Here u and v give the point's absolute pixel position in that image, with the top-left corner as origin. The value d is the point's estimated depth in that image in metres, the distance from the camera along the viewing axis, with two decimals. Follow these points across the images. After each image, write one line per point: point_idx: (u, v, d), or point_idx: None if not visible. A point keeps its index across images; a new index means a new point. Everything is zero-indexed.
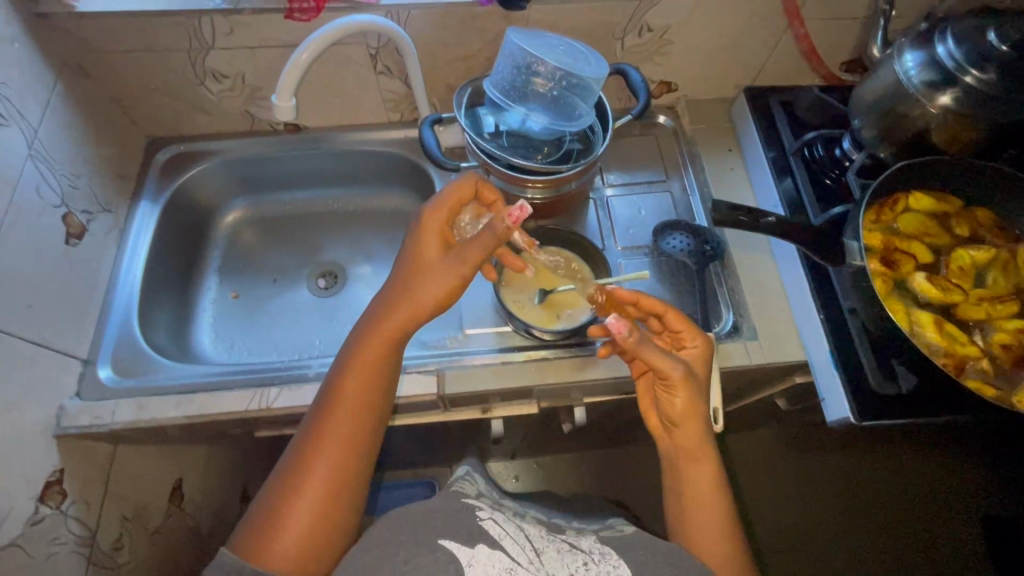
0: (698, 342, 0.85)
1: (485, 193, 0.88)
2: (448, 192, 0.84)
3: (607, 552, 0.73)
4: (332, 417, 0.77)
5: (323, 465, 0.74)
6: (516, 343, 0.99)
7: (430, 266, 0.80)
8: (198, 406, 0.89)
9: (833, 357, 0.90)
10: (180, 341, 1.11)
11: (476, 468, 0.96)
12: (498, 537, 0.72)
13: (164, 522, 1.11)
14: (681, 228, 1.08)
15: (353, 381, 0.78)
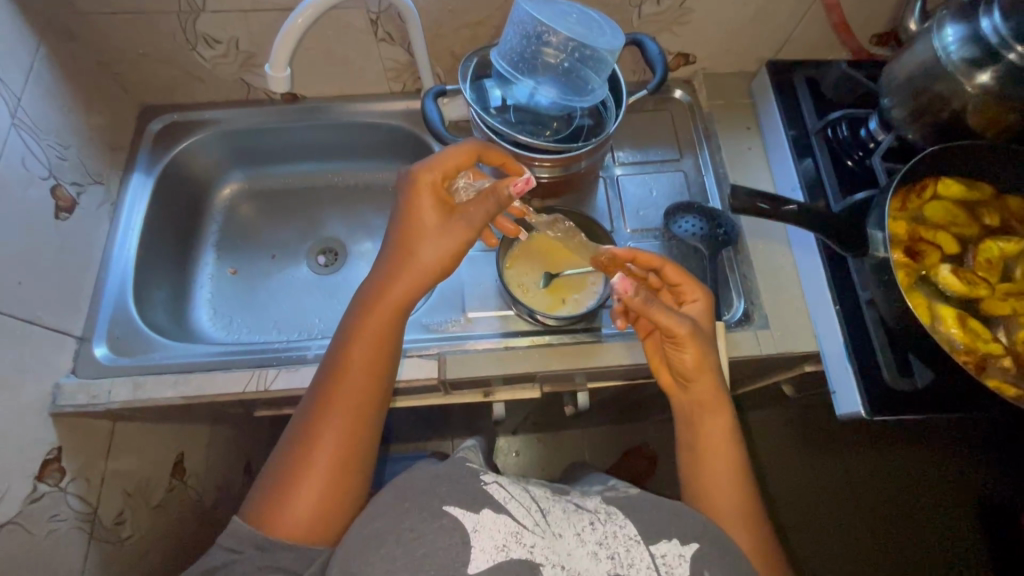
0: (703, 297, 0.84)
1: (494, 157, 0.83)
2: (449, 153, 0.79)
3: (614, 512, 0.70)
4: (339, 387, 0.74)
5: (332, 434, 0.71)
6: (520, 328, 0.96)
7: (431, 231, 0.77)
8: (195, 386, 0.88)
9: (847, 350, 0.87)
10: (178, 317, 1.09)
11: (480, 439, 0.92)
12: (503, 499, 0.67)
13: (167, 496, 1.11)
14: (693, 210, 1.03)
15: (359, 347, 0.75)
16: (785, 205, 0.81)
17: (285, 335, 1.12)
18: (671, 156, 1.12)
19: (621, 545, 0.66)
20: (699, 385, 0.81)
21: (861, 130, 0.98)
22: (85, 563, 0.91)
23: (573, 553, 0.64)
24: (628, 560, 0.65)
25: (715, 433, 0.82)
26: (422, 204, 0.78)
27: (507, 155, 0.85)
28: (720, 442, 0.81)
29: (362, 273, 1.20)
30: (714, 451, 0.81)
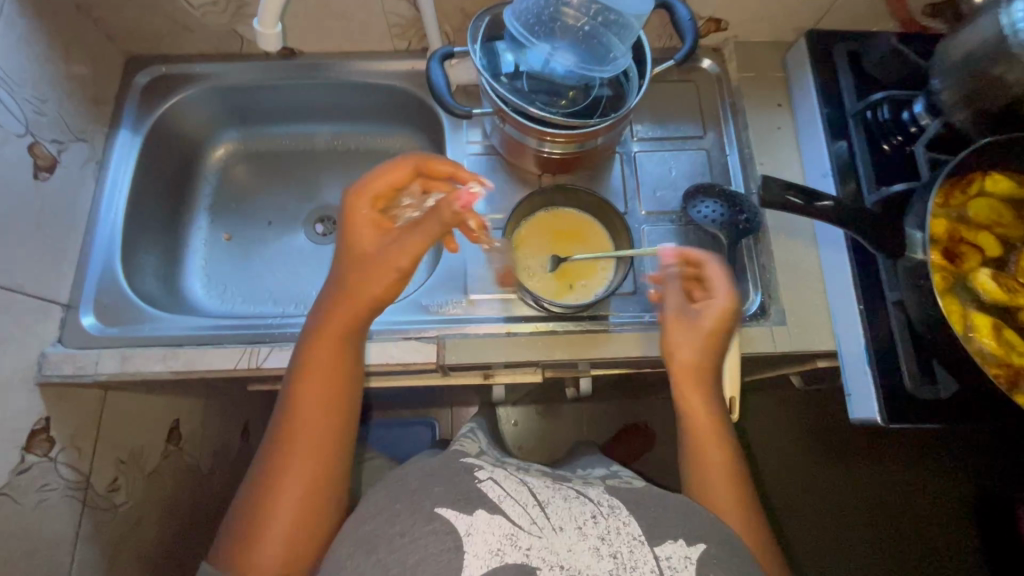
0: (718, 291, 0.81)
1: (439, 169, 0.77)
2: (376, 177, 0.74)
3: (618, 506, 0.67)
4: (301, 405, 0.71)
5: (299, 449, 0.69)
6: (523, 313, 0.92)
7: (370, 257, 0.72)
8: (185, 360, 0.85)
9: (867, 352, 0.83)
10: (170, 285, 1.06)
11: (477, 427, 0.89)
12: (497, 499, 0.64)
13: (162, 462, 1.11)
14: (713, 193, 0.97)
15: (315, 377, 0.72)
16: (819, 203, 0.74)
17: (280, 307, 1.08)
18: (694, 133, 1.05)
19: (624, 544, 0.62)
20: (691, 377, 0.79)
21: (904, 112, 0.89)
22: (78, 531, 0.91)
23: (573, 549, 0.61)
24: (632, 562, 0.61)
25: (707, 429, 0.78)
26: (359, 234, 0.73)
27: (444, 160, 0.77)
28: (712, 439, 0.78)
29: None
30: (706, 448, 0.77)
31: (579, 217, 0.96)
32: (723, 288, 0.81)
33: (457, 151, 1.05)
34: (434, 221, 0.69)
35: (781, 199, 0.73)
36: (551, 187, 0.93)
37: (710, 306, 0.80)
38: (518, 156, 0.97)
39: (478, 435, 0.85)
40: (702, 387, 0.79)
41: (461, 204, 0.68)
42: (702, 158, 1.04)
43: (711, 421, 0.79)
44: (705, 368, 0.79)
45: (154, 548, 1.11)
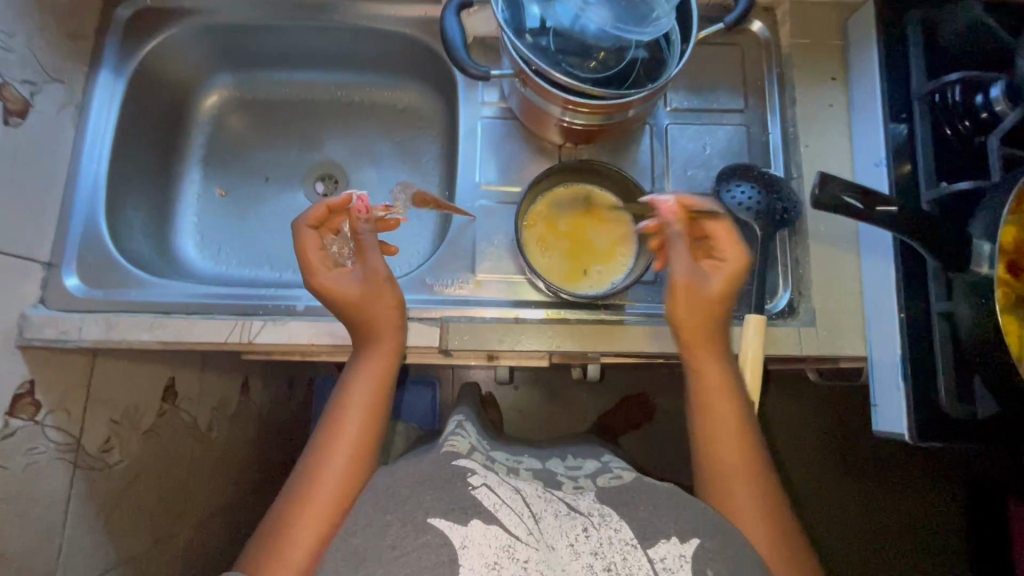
0: (731, 248, 0.75)
1: (320, 214, 0.76)
2: (302, 249, 0.74)
3: (609, 515, 0.63)
4: (336, 437, 0.67)
5: (331, 477, 0.65)
6: (533, 298, 0.86)
7: (327, 282, 0.73)
8: (173, 331, 0.80)
9: (903, 363, 0.77)
10: (160, 243, 0.99)
11: (465, 420, 0.82)
12: (492, 507, 0.61)
13: (159, 421, 1.07)
14: (748, 176, 0.88)
15: (357, 392, 0.70)
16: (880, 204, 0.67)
17: (278, 272, 1.02)
18: (733, 107, 0.95)
19: (618, 553, 0.59)
20: (698, 344, 0.73)
21: (976, 96, 0.76)
22: (70, 492, 0.89)
23: (567, 567, 0.57)
24: (626, 570, 0.58)
25: (716, 405, 0.71)
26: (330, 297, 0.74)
27: (331, 200, 0.77)
28: (723, 414, 0.71)
29: None
30: (716, 423, 0.70)
31: (599, 195, 0.88)
32: (736, 247, 0.75)
33: (471, 113, 0.95)
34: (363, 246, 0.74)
35: (841, 201, 0.66)
36: (573, 162, 0.85)
37: (721, 265, 0.75)
38: (539, 125, 0.88)
39: (467, 426, 0.79)
40: (714, 359, 0.73)
41: (364, 215, 0.74)
42: (740, 135, 0.94)
43: (721, 394, 0.72)
44: (711, 334, 0.73)
45: (162, 512, 1.09)
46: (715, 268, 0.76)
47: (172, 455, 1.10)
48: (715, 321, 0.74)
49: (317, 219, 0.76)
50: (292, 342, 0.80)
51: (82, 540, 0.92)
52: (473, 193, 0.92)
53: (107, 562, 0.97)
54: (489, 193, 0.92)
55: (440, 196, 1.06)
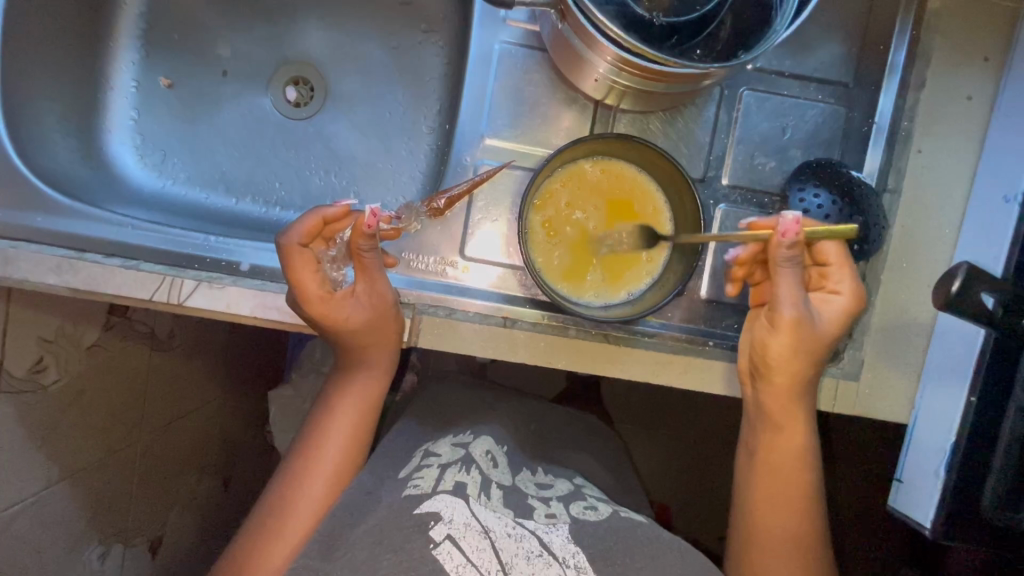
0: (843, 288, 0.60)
1: (314, 228, 0.57)
2: (294, 276, 0.57)
3: (584, 571, 0.54)
4: (319, 452, 0.62)
5: (312, 489, 0.60)
6: (527, 294, 0.71)
7: (326, 313, 0.58)
8: (88, 279, 0.65)
9: (951, 451, 0.64)
10: (87, 148, 0.80)
11: (435, 442, 0.69)
12: (455, 575, 0.52)
13: (105, 336, 0.92)
14: (831, 180, 0.67)
15: (346, 402, 0.64)
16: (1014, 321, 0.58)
17: (233, 199, 0.85)
18: (833, 76, 0.72)
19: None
20: (776, 396, 0.60)
21: None
22: None
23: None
24: None
25: (787, 462, 0.60)
26: (330, 328, 0.60)
27: (325, 211, 0.58)
28: (794, 477, 0.60)
29: (343, 127, 0.87)
30: (780, 487, 0.60)
31: (637, 179, 0.68)
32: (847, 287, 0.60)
33: (487, 32, 0.71)
34: (365, 267, 0.60)
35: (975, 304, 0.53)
36: (612, 134, 0.64)
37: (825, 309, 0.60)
38: (570, 72, 0.66)
39: (437, 447, 0.67)
40: (799, 412, 0.61)
41: (372, 230, 0.57)
42: (833, 119, 0.72)
43: (796, 457, 0.61)
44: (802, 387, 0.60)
45: (136, 429, 0.99)
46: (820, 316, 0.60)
47: (127, 373, 0.96)
48: (804, 370, 0.59)
49: (310, 234, 0.57)
50: (230, 313, 0.66)
51: (16, 462, 0.84)
52: (471, 147, 0.72)
53: (52, 479, 0.89)
54: (492, 150, 0.72)
55: (437, 129, 0.85)
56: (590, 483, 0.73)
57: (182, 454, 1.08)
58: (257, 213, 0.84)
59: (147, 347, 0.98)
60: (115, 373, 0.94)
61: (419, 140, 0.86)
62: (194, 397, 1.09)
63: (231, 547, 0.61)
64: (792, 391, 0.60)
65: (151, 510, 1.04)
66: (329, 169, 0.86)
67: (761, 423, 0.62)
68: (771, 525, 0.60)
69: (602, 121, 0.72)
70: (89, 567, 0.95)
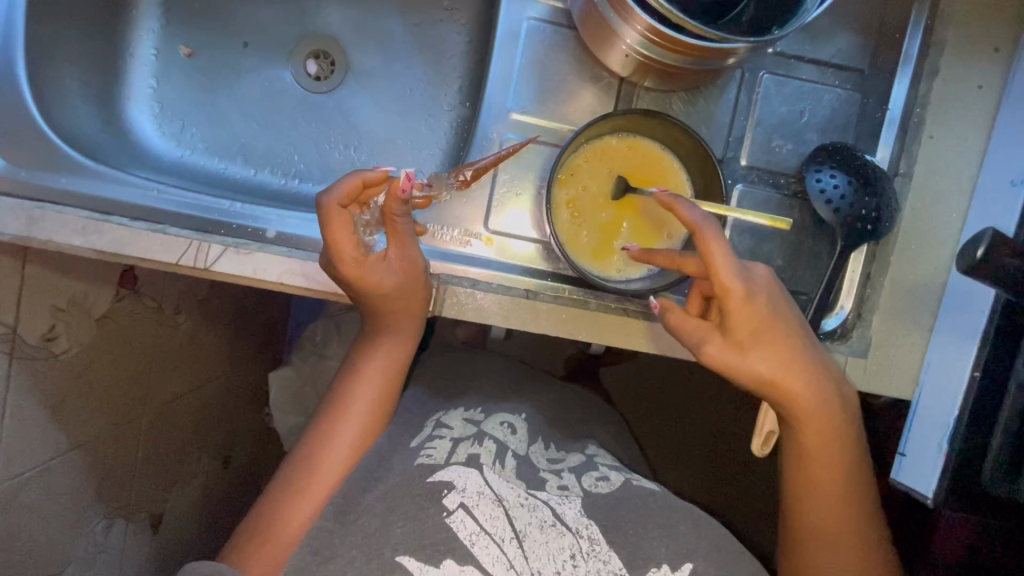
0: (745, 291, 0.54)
1: (353, 191, 0.58)
2: (331, 237, 0.58)
3: (597, 540, 0.56)
4: (345, 416, 0.63)
5: (337, 452, 0.61)
6: (549, 268, 0.73)
7: (361, 274, 0.59)
8: (112, 241, 0.65)
9: (954, 426, 0.67)
10: (106, 114, 0.80)
11: (446, 414, 0.70)
12: (468, 542, 0.53)
13: (115, 306, 0.91)
14: (847, 164, 0.70)
15: (372, 368, 0.65)
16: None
17: (251, 169, 0.85)
18: (850, 63, 0.74)
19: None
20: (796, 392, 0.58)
21: None
22: (8, 382, 0.79)
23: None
24: None
25: (822, 464, 0.59)
26: (362, 292, 0.61)
27: (366, 174, 0.58)
28: (829, 478, 0.60)
29: (363, 101, 0.87)
30: (818, 482, 0.60)
31: (661, 156, 0.70)
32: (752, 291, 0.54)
33: (516, 8, 0.72)
34: (397, 233, 0.61)
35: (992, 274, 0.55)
36: (640, 110, 0.66)
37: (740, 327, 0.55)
38: (601, 50, 0.68)
39: (448, 421, 0.67)
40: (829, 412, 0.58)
41: (406, 194, 0.58)
42: (848, 104, 0.74)
43: (830, 459, 0.59)
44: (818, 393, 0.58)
45: (142, 403, 0.98)
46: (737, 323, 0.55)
47: (136, 345, 0.95)
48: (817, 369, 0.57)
49: (349, 196, 0.58)
50: (256, 278, 0.66)
51: (25, 432, 0.83)
52: (497, 122, 0.73)
53: (61, 449, 0.88)
54: (517, 124, 0.73)
55: (457, 106, 0.86)
56: (603, 452, 0.74)
57: (187, 432, 1.08)
58: (277, 185, 0.84)
59: (156, 321, 0.98)
60: (124, 346, 0.93)
61: (439, 117, 0.86)
62: (199, 374, 1.08)
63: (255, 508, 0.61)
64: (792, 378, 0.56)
65: (154, 487, 1.03)
66: (349, 144, 0.86)
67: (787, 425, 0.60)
68: (809, 527, 0.60)
69: (626, 99, 0.73)
70: (94, 543, 0.94)
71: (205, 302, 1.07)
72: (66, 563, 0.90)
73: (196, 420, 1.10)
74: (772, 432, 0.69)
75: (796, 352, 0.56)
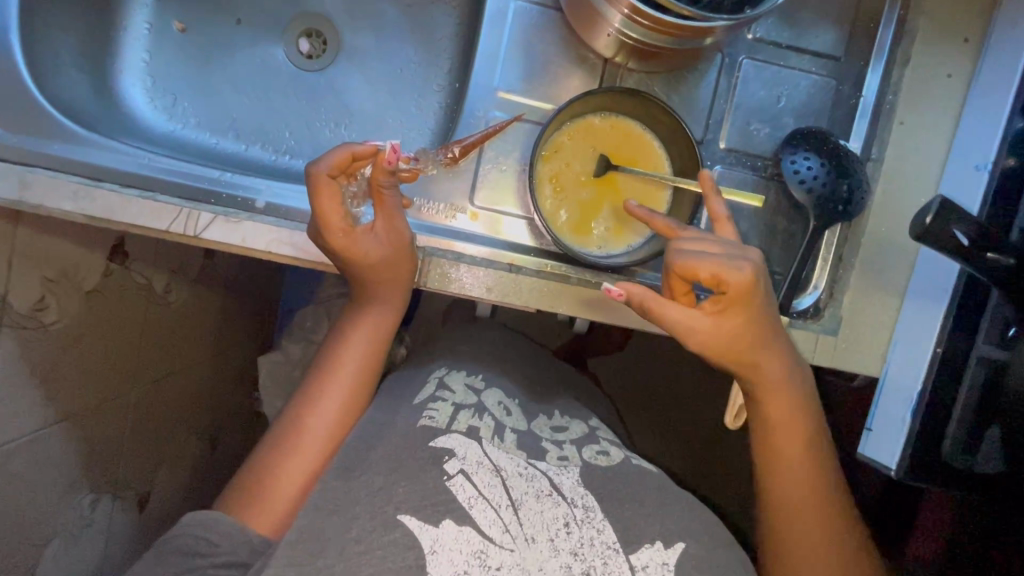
0: (712, 260, 0.55)
1: (343, 162, 0.60)
2: (319, 205, 0.59)
3: (592, 510, 0.57)
4: (333, 381, 0.64)
5: (326, 417, 0.63)
6: (532, 243, 0.75)
7: (346, 244, 0.61)
8: (105, 208, 0.66)
9: (917, 400, 0.70)
10: (98, 86, 0.81)
11: (449, 375, 0.73)
12: (467, 505, 0.54)
13: (106, 281, 0.92)
14: (820, 146, 0.72)
15: (359, 335, 0.66)
16: (989, 255, 0.60)
17: (242, 145, 0.86)
18: (826, 50, 0.76)
19: (597, 556, 0.54)
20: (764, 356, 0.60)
21: None
22: None
23: (544, 566, 0.53)
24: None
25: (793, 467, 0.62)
26: (350, 261, 0.62)
27: (356, 147, 0.60)
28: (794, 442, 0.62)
29: (353, 79, 0.89)
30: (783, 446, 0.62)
31: (642, 136, 0.72)
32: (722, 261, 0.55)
33: None
34: (384, 205, 0.63)
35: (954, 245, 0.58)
36: (622, 89, 0.68)
37: (735, 304, 0.56)
38: (585, 30, 0.70)
39: (452, 383, 0.71)
40: (797, 409, 0.62)
41: (392, 166, 0.60)
42: (824, 90, 0.76)
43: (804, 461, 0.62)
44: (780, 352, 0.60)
45: (130, 377, 0.99)
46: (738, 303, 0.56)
47: (125, 320, 0.96)
48: (791, 367, 0.61)
49: (339, 167, 0.60)
50: (246, 246, 0.68)
51: (15, 401, 0.83)
52: (484, 100, 0.75)
53: (50, 420, 0.88)
54: (504, 103, 0.75)
55: (446, 87, 0.88)
56: (605, 426, 0.78)
57: (172, 409, 1.09)
58: (267, 160, 0.86)
59: (146, 298, 0.99)
60: (114, 321, 0.94)
61: (428, 98, 0.88)
62: (185, 354, 1.10)
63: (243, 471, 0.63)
64: (766, 348, 0.59)
65: (141, 463, 1.04)
66: (339, 122, 0.88)
67: (759, 429, 0.63)
68: (788, 532, 0.61)
69: (610, 79, 0.75)
70: (82, 517, 0.94)
71: (196, 282, 1.09)
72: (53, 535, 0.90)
73: (182, 399, 1.11)
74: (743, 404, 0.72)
75: (770, 328, 0.59)
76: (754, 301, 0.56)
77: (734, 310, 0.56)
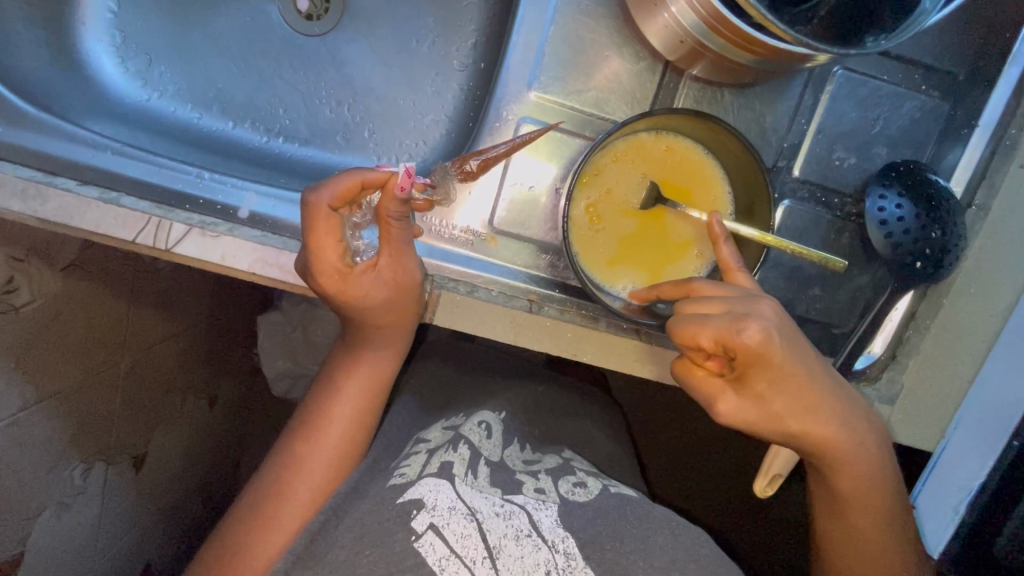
0: (714, 323, 0.46)
1: (350, 192, 0.49)
2: (316, 242, 0.50)
3: (574, 556, 0.50)
4: (321, 430, 0.58)
5: (311, 472, 0.57)
6: (558, 279, 0.64)
7: (342, 289, 0.52)
8: (59, 210, 0.56)
9: (977, 490, 0.61)
10: (56, 42, 0.68)
11: (425, 428, 0.66)
12: (436, 568, 0.47)
13: (82, 255, 0.76)
14: (919, 189, 0.59)
15: (355, 382, 0.59)
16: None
17: (228, 122, 0.74)
18: (944, 62, 0.61)
19: None
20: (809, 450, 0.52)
21: None
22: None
23: None
24: None
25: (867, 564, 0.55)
26: (345, 304, 0.53)
27: (365, 174, 0.49)
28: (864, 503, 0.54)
29: (361, 50, 0.75)
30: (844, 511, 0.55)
31: (702, 164, 0.60)
32: (726, 324, 0.46)
33: None
34: (391, 239, 0.52)
35: None
36: (688, 110, 0.55)
37: (758, 374, 0.47)
38: (646, 27, 0.57)
39: (428, 433, 0.64)
40: (868, 458, 0.52)
41: (406, 193, 0.50)
42: (932, 115, 0.62)
43: (866, 517, 0.54)
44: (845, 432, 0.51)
45: (121, 352, 0.83)
46: (751, 368, 0.47)
47: (111, 290, 0.81)
48: (859, 431, 0.52)
49: (344, 197, 0.49)
50: (224, 266, 0.58)
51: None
52: (515, 102, 0.62)
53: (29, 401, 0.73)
54: (538, 106, 0.62)
55: (470, 67, 0.73)
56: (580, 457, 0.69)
57: (173, 373, 0.92)
58: (256, 142, 0.74)
59: (131, 267, 0.83)
60: (97, 292, 0.79)
61: (448, 78, 0.74)
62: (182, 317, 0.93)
63: (224, 521, 0.58)
64: (812, 421, 0.49)
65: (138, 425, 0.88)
66: (342, 100, 0.75)
67: (823, 497, 0.55)
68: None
69: (668, 89, 0.61)
70: (72, 485, 0.80)
71: None
72: (42, 508, 0.77)
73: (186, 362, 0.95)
74: (778, 475, 0.64)
75: (812, 394, 0.49)
76: (775, 362, 0.46)
77: (754, 377, 0.47)
